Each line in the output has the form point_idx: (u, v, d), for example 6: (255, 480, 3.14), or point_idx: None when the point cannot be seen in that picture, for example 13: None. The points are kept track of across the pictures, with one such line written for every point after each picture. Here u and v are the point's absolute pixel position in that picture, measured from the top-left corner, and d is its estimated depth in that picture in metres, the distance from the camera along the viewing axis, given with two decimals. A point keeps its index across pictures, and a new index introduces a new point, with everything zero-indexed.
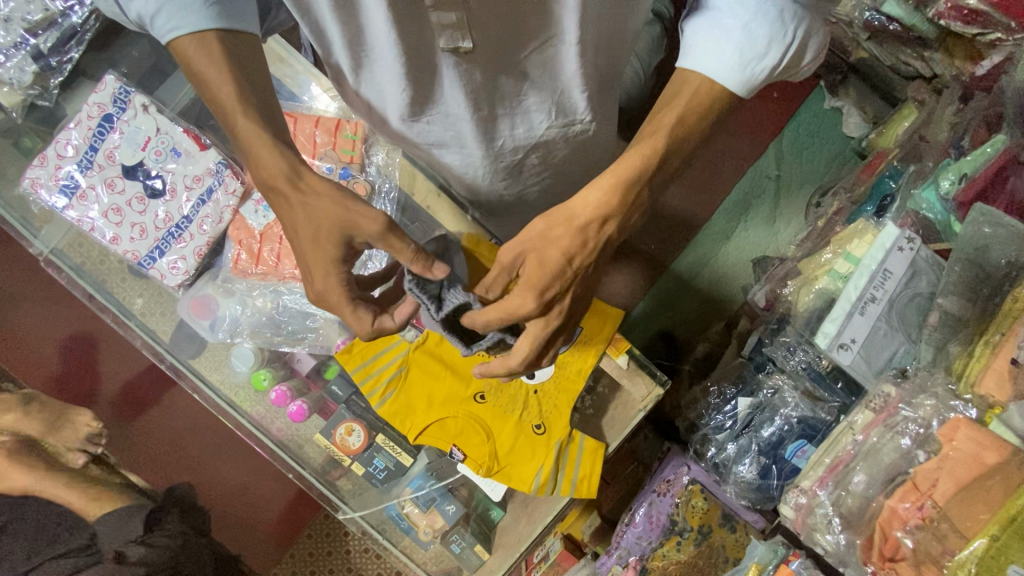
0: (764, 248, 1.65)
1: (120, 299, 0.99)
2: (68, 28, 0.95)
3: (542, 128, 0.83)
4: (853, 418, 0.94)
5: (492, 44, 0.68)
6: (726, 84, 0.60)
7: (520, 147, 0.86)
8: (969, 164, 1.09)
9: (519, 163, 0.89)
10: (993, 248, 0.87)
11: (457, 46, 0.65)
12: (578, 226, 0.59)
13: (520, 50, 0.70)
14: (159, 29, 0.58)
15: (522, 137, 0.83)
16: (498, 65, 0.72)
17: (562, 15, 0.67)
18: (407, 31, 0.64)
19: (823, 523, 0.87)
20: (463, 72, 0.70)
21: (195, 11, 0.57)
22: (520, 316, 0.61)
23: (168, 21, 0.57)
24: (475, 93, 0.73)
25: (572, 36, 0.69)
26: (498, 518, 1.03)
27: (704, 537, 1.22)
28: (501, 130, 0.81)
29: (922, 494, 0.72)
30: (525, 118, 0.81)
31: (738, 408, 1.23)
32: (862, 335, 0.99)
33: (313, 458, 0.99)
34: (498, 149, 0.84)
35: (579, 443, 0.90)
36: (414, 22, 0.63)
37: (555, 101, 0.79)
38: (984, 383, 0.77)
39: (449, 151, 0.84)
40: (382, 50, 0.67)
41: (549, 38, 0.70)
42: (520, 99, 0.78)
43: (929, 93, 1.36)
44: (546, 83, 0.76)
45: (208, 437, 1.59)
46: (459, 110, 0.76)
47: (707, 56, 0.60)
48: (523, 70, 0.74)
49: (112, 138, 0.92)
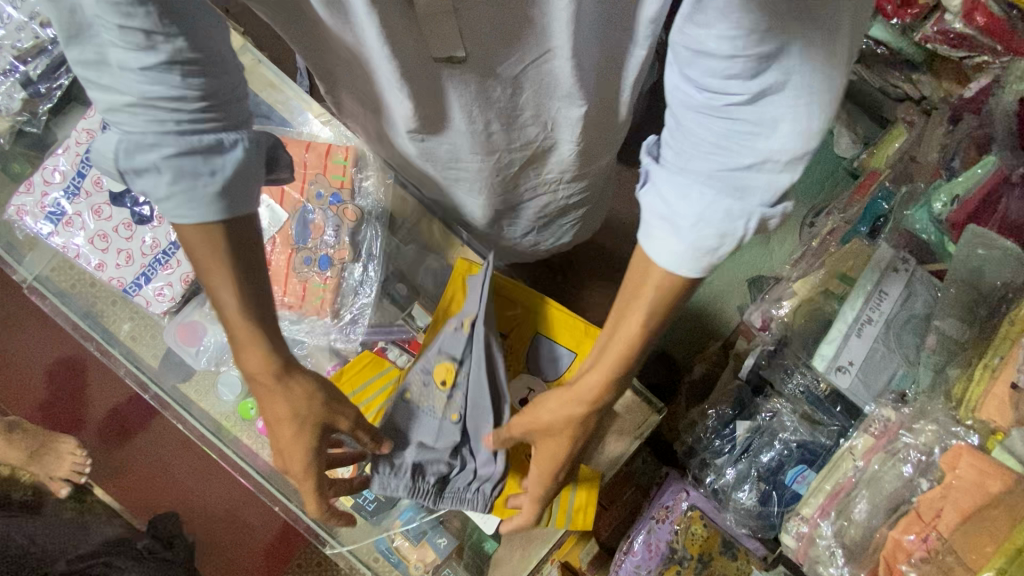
0: (758, 268, 1.65)
1: (106, 327, 0.97)
2: (57, 55, 0.94)
3: (536, 139, 0.83)
4: (852, 442, 0.92)
5: (485, 59, 0.67)
6: (689, 274, 0.53)
7: (516, 159, 0.86)
8: (961, 185, 1.10)
9: (515, 176, 0.90)
10: (988, 269, 0.88)
11: (451, 55, 0.65)
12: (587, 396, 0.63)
13: (512, 61, 0.68)
14: (165, 209, 0.56)
15: (517, 150, 0.84)
16: (490, 81, 0.71)
17: (552, 27, 0.63)
18: (401, 47, 0.64)
19: (825, 555, 0.84)
20: (459, 82, 0.70)
21: (197, 199, 0.54)
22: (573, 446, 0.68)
23: (175, 206, 0.54)
24: (469, 105, 0.74)
25: (566, 50, 0.65)
26: (492, 549, 0.98)
27: (704, 566, 1.20)
28: (498, 143, 0.82)
29: (926, 525, 0.70)
30: (521, 133, 0.81)
31: (736, 433, 1.20)
32: (859, 357, 0.98)
33: (300, 489, 0.95)
34: (497, 162, 0.86)
35: (573, 474, 0.87)
36: (411, 35, 0.63)
37: (549, 117, 0.79)
38: (984, 409, 0.76)
39: (451, 164, 0.87)
40: (377, 62, 0.66)
41: (546, 50, 0.66)
42: (518, 118, 0.78)
43: (918, 114, 1.39)
44: (542, 100, 0.76)
45: (195, 462, 1.55)
46: (454, 122, 0.77)
47: (660, 242, 0.52)
48: (518, 83, 0.72)
49: (100, 164, 0.91)
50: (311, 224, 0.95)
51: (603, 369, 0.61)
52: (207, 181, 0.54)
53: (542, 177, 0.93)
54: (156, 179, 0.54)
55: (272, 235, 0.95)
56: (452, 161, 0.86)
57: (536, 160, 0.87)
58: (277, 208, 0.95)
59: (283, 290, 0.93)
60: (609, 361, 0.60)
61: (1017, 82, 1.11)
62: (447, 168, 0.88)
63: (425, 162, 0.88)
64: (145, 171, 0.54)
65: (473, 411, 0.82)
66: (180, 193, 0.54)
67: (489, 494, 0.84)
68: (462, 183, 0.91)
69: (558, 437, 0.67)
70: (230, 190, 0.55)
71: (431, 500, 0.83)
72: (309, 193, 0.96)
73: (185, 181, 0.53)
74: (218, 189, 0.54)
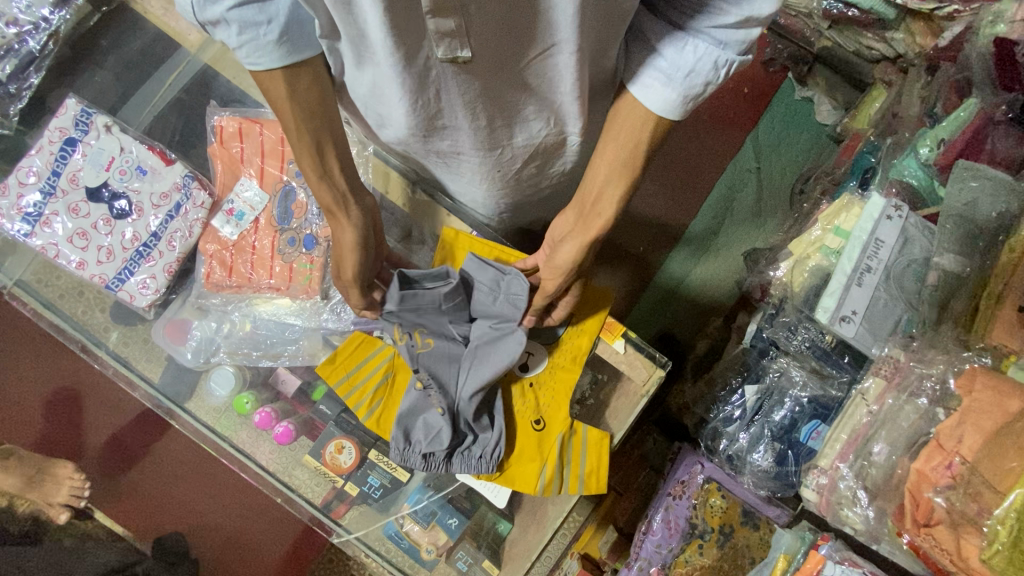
0: (753, 241, 1.64)
1: (92, 330, 0.95)
2: (26, 55, 0.94)
3: (541, 136, 0.82)
4: (864, 387, 0.91)
5: (491, 55, 0.65)
6: (675, 117, 0.66)
7: (521, 153, 0.85)
8: (945, 129, 1.09)
9: (518, 171, 0.89)
10: (981, 202, 0.85)
11: (456, 56, 0.62)
12: (586, 235, 0.73)
13: (520, 60, 0.66)
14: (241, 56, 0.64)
15: (520, 144, 0.83)
16: (492, 75, 0.68)
17: (556, 21, 0.61)
18: (404, 34, 0.60)
19: (848, 497, 0.83)
20: (463, 80, 0.68)
21: (268, 51, 0.63)
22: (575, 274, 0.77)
23: (245, 55, 0.63)
24: (473, 100, 0.71)
25: (572, 45, 0.63)
26: (506, 531, 0.95)
27: (726, 538, 1.18)
28: (500, 137, 0.81)
29: (949, 452, 0.67)
30: (524, 126, 0.79)
31: (746, 397, 1.18)
32: (862, 306, 0.95)
33: (303, 483, 0.94)
34: (497, 156, 0.84)
35: (581, 435, 0.85)
36: (415, 28, 0.60)
37: (552, 111, 0.77)
38: (994, 333, 0.73)
39: (445, 155, 0.84)
40: (378, 54, 0.63)
41: (550, 48, 0.65)
42: (517, 108, 0.75)
43: (896, 73, 1.40)
44: (545, 94, 0.73)
45: (200, 485, 1.51)
46: (457, 117, 0.74)
47: (653, 92, 0.64)
48: (523, 78, 0.70)
49: (75, 161, 0.90)
50: (294, 204, 0.93)
51: (608, 211, 0.71)
52: (268, 29, 0.61)
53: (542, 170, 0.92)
54: (226, 29, 0.62)
55: (253, 219, 0.93)
56: (454, 154, 0.84)
57: (541, 152, 0.86)
58: (260, 190, 0.94)
59: (268, 272, 0.92)
60: (608, 206, 0.71)
61: (990, 27, 1.03)
62: (450, 161, 0.87)
63: (429, 157, 0.86)
64: (216, 22, 0.61)
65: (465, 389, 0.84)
66: (248, 43, 0.62)
67: (493, 456, 0.84)
68: (461, 175, 0.90)
69: (574, 278, 0.78)
70: (292, 39, 0.63)
71: (443, 467, 0.86)
72: (290, 172, 0.93)
73: (249, 30, 0.61)
74: (277, 37, 0.62)
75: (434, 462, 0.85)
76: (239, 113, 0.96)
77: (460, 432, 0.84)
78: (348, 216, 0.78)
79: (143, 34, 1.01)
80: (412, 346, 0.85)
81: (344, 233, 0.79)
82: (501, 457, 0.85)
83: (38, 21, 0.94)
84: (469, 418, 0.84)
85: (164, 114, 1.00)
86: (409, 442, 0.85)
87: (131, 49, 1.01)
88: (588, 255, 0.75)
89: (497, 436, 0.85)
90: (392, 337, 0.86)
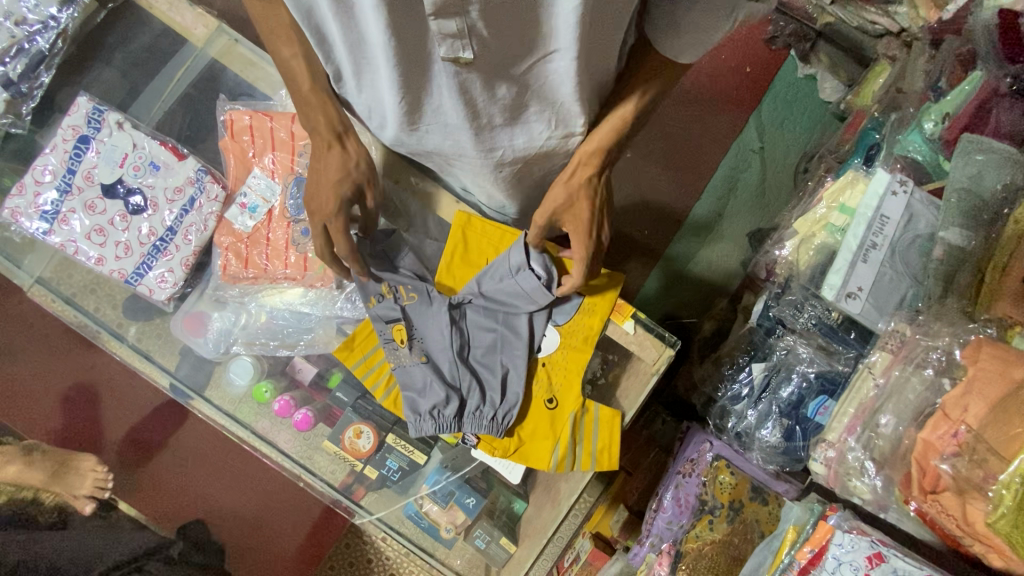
0: (758, 221, 1.64)
1: (113, 324, 0.97)
2: (36, 54, 0.95)
3: (542, 138, 0.80)
4: (870, 360, 0.92)
5: (492, 54, 0.64)
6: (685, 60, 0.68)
7: (521, 157, 0.84)
8: (951, 103, 1.08)
9: (522, 170, 0.88)
10: (987, 174, 0.86)
11: (458, 56, 0.62)
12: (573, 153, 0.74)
13: (522, 63, 0.67)
14: None
15: (521, 147, 0.82)
16: (497, 74, 0.68)
17: (558, 25, 0.61)
18: (402, 23, 0.60)
19: (856, 468, 0.84)
20: (463, 81, 0.68)
21: None
22: (559, 194, 0.75)
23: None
24: (476, 100, 0.71)
25: (570, 48, 0.63)
26: (521, 510, 1.01)
27: (736, 513, 1.19)
28: (501, 139, 0.80)
29: (955, 421, 0.69)
30: (525, 128, 0.78)
31: (754, 374, 1.20)
32: (869, 282, 0.96)
33: (325, 466, 0.97)
34: (497, 160, 0.83)
35: (593, 412, 0.87)
36: (415, 26, 0.61)
37: (553, 112, 0.76)
38: (997, 304, 0.74)
39: (449, 155, 0.84)
40: (379, 55, 0.65)
41: (551, 51, 0.65)
42: (521, 109, 0.75)
43: (899, 48, 1.38)
44: (545, 95, 0.73)
45: (221, 473, 1.55)
46: (458, 118, 0.75)
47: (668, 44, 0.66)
48: (523, 81, 0.70)
49: (89, 158, 0.92)
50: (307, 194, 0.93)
51: (602, 134, 0.73)
52: None
53: (548, 171, 0.91)
54: None
55: (266, 211, 0.94)
56: (456, 155, 0.84)
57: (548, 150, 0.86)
58: (271, 181, 0.95)
59: (283, 263, 0.93)
60: (604, 131, 0.73)
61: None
62: (453, 162, 0.87)
63: (436, 156, 0.87)
64: None
65: (481, 352, 0.89)
66: None
67: (504, 422, 0.87)
68: (470, 177, 0.90)
69: (573, 211, 0.76)
70: None
71: (452, 427, 0.88)
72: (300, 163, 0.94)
73: None
74: None
75: (441, 423, 0.87)
76: (247, 108, 0.97)
77: (465, 391, 0.87)
78: (329, 163, 0.75)
79: (150, 30, 1.02)
80: (399, 299, 0.88)
81: (323, 181, 0.76)
82: (511, 424, 0.88)
83: (47, 20, 0.96)
84: (461, 376, 0.88)
85: (173, 109, 1.01)
86: (413, 402, 0.88)
87: (137, 44, 1.02)
88: (577, 177, 0.75)
89: (505, 399, 0.87)
90: (378, 292, 0.87)
